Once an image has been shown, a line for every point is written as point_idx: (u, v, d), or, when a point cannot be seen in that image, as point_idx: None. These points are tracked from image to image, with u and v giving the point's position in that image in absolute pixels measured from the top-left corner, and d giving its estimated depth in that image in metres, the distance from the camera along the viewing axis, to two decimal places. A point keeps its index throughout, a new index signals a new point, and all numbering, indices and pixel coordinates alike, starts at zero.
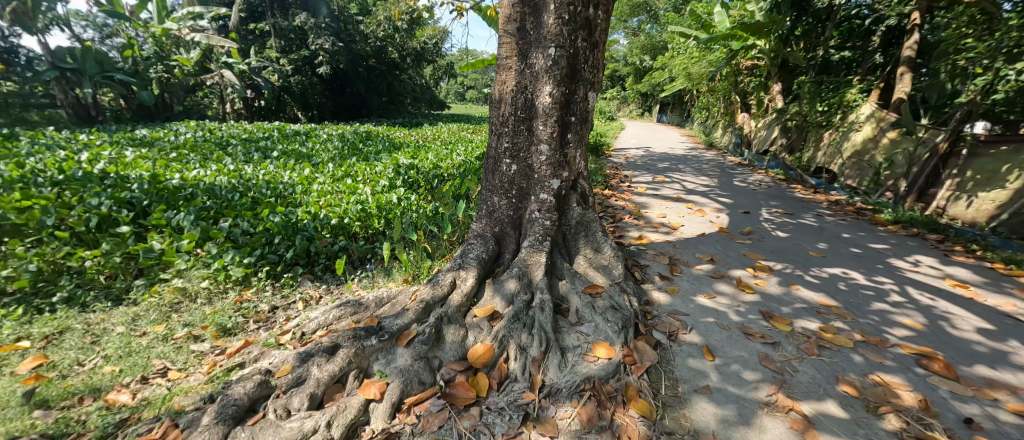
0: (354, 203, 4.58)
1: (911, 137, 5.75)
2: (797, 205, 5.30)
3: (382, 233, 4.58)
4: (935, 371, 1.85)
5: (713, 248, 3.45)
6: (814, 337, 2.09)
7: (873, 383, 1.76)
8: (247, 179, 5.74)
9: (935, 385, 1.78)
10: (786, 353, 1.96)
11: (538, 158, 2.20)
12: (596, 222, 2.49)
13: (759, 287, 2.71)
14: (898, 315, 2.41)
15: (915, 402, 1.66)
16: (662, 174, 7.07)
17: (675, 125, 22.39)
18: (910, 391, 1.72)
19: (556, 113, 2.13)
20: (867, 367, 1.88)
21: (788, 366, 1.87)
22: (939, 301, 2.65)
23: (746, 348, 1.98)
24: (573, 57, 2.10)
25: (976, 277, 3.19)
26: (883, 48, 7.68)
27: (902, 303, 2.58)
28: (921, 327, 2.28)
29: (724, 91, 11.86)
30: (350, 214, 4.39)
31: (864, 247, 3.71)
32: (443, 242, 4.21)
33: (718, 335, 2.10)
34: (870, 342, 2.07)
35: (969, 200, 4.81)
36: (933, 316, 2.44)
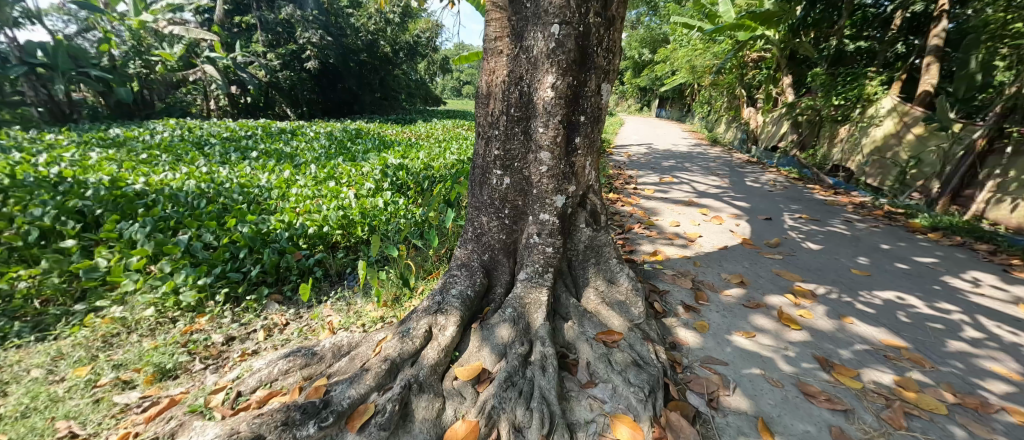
0: (335, 209, 4.08)
1: (943, 134, 5.33)
2: (821, 209, 4.87)
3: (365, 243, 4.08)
4: None
5: (740, 266, 2.98)
6: (895, 399, 1.64)
7: None
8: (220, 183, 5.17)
9: None
10: (865, 427, 1.50)
11: (537, 169, 1.72)
12: (610, 247, 1.99)
13: (806, 320, 2.25)
14: (983, 360, 1.97)
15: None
16: (670, 175, 6.57)
17: (676, 120, 21.91)
18: None
19: (561, 111, 1.65)
20: None
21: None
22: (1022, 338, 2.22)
23: (813, 419, 1.52)
24: (583, 37, 1.60)
25: None
26: (906, 36, 7.32)
27: (982, 342, 2.15)
28: (1019, 379, 1.84)
29: (729, 85, 11.40)
30: (330, 223, 3.89)
31: (910, 263, 3.29)
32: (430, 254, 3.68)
33: (772, 395, 1.64)
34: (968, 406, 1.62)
35: (1014, 204, 4.41)
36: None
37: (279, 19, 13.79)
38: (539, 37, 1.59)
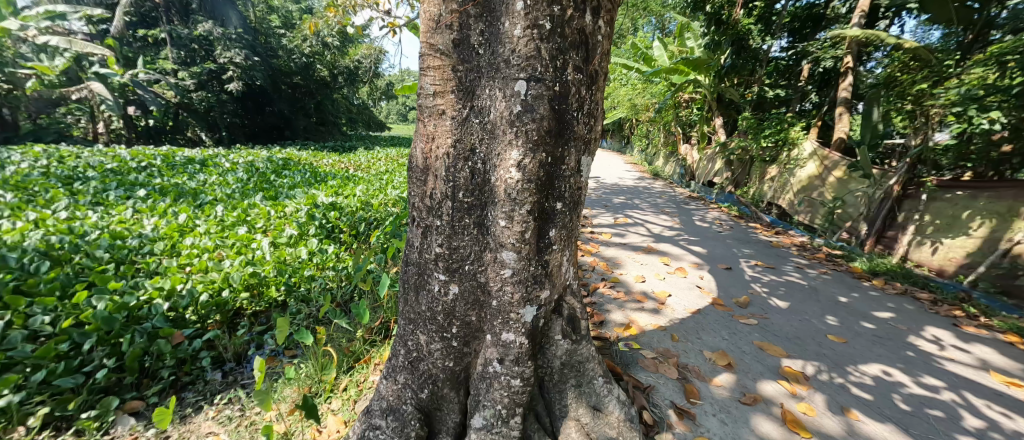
0: (243, 263, 2.81)
1: (859, 177, 5.45)
2: (770, 253, 4.87)
3: (281, 309, 2.85)
4: None
5: (719, 338, 2.65)
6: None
7: None
8: (81, 234, 2.88)
9: None
10: None
11: (498, 275, 1.34)
12: (592, 363, 1.62)
13: (811, 421, 1.98)
14: None
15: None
16: (623, 214, 6.33)
17: (618, 152, 22.72)
18: None
19: (531, 197, 1.28)
20: None
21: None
22: (1014, 421, 2.11)
23: None
24: (560, 99, 1.24)
25: (1007, 362, 2.74)
26: (818, 87, 7.73)
27: (985, 432, 2.00)
28: None
29: (667, 123, 11.81)
30: (233, 283, 2.63)
31: (873, 320, 3.18)
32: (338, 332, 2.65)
33: None
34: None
35: (933, 247, 4.35)
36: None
37: (194, 35, 12.13)
38: (496, 97, 1.23)
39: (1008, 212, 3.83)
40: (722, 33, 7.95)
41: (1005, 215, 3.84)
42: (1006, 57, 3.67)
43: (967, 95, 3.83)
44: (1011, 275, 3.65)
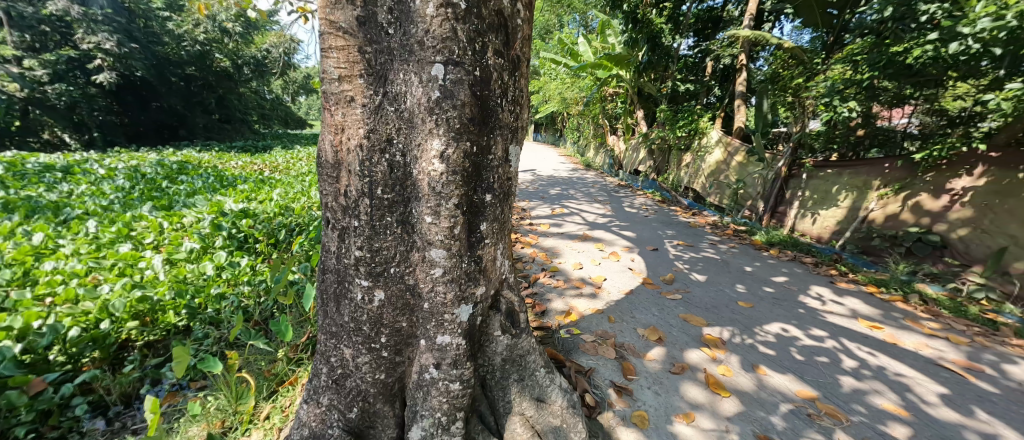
0: (127, 288, 2.36)
1: (756, 161, 5.99)
2: (688, 233, 5.23)
3: (187, 333, 2.47)
4: None
5: (650, 314, 2.78)
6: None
7: None
8: None
9: None
10: None
11: (428, 274, 1.28)
12: (534, 355, 1.61)
13: (729, 381, 2.15)
14: (874, 395, 2.12)
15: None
16: (558, 205, 6.45)
17: (551, 144, 23.23)
18: None
19: (457, 190, 1.22)
20: None
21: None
22: (881, 357, 2.46)
23: None
24: (481, 85, 1.19)
25: (872, 309, 3.19)
26: (719, 82, 8.42)
27: (860, 370, 2.31)
28: (905, 413, 2.02)
29: (595, 115, 12.20)
30: (115, 313, 2.20)
31: (774, 284, 3.55)
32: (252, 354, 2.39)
33: None
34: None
35: (814, 218, 4.93)
36: (897, 387, 2.20)
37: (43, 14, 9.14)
38: (412, 82, 1.16)
39: (864, 186, 4.39)
40: (639, 31, 8.27)
41: (862, 188, 4.40)
42: (856, 57, 4.00)
43: (832, 88, 4.25)
44: (870, 237, 4.20)
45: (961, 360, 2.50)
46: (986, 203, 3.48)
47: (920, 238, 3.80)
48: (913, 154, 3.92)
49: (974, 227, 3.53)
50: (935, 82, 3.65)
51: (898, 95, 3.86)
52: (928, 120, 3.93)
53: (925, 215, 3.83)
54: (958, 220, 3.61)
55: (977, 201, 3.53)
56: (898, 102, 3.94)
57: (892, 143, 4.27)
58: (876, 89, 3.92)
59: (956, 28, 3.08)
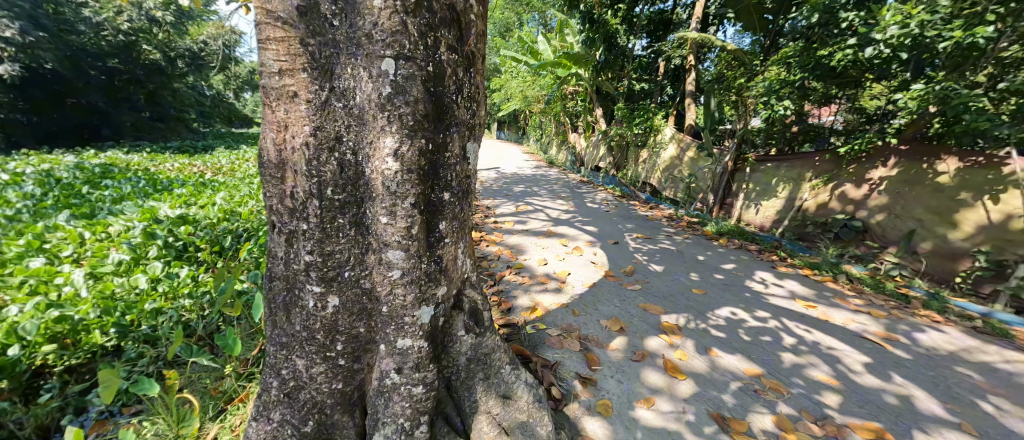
0: (35, 308, 1.96)
1: (705, 156, 6.28)
2: (646, 225, 5.41)
3: (117, 355, 2.06)
4: None
5: (611, 306, 2.85)
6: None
7: None
8: None
9: None
10: None
11: (386, 277, 1.25)
12: (498, 353, 1.60)
13: (685, 365, 2.24)
14: (810, 368, 2.29)
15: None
16: (523, 202, 6.47)
17: (515, 142, 23.30)
18: None
19: (414, 188, 1.19)
20: None
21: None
22: (816, 333, 2.66)
23: None
24: (434, 81, 1.16)
25: (806, 289, 3.44)
26: (671, 82, 8.72)
27: (798, 346, 2.49)
28: (837, 383, 2.19)
29: (556, 113, 12.32)
30: (26, 337, 1.83)
31: (723, 271, 3.74)
32: (197, 372, 2.11)
33: None
34: (831, 435, 1.85)
35: (756, 208, 5.26)
36: (828, 359, 2.38)
37: None
38: (363, 78, 1.11)
39: (798, 178, 4.74)
40: (596, 31, 8.46)
41: (797, 180, 4.76)
42: (790, 60, 4.31)
43: (769, 88, 4.47)
44: (805, 224, 4.55)
45: (881, 331, 2.75)
46: (898, 191, 3.81)
47: (845, 224, 4.12)
48: (838, 148, 4.32)
49: (888, 213, 3.86)
50: (854, 83, 4.04)
51: (826, 95, 4.20)
52: (849, 117, 4.37)
53: (850, 203, 4.16)
54: (876, 207, 3.94)
55: (891, 190, 3.86)
56: (826, 101, 4.32)
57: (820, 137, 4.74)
58: (807, 89, 4.24)
59: (872, 34, 3.42)
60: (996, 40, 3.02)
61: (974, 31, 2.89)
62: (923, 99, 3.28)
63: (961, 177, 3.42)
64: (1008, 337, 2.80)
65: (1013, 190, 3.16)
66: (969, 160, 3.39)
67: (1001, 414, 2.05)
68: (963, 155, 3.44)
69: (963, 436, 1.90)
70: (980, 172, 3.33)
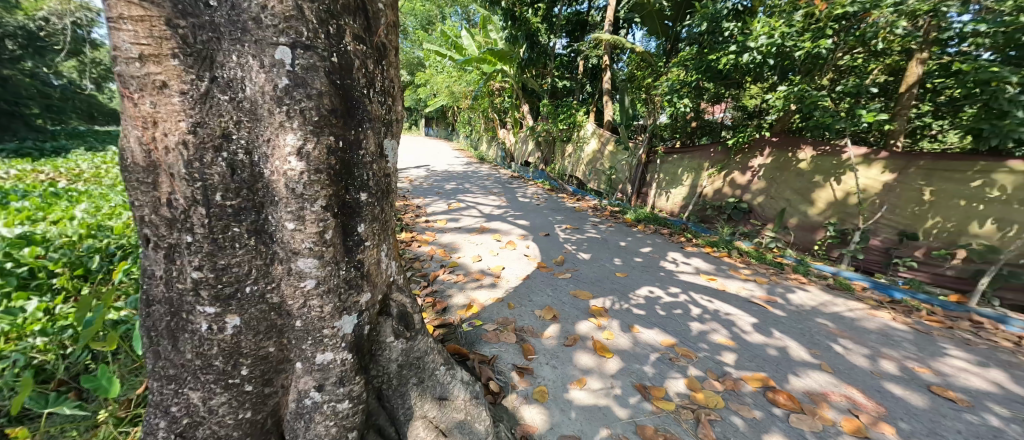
0: None
1: (622, 150, 6.64)
2: (575, 216, 5.63)
3: None
4: (784, 405, 1.95)
5: (544, 295, 2.92)
6: (697, 409, 1.89)
7: None
8: None
9: (799, 429, 1.82)
10: None
11: (298, 288, 1.14)
12: (432, 355, 1.55)
13: (611, 343, 2.36)
14: (713, 333, 2.53)
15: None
16: (455, 200, 6.36)
17: (444, 138, 22.94)
18: None
19: (325, 189, 1.10)
20: (753, 434, 1.78)
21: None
22: (719, 303, 2.95)
23: None
24: (341, 73, 1.08)
25: (709, 265, 3.80)
26: (591, 81, 8.96)
27: (703, 316, 2.74)
28: (734, 343, 2.44)
29: (484, 109, 12.29)
30: None
31: (642, 254, 4.01)
32: (58, 423, 1.63)
33: None
34: (729, 388, 2.04)
35: (667, 196, 5.79)
36: (726, 324, 2.66)
37: None
38: (256, 68, 1.00)
39: (698, 168, 5.32)
40: (518, 28, 8.49)
41: (698, 169, 5.34)
42: (687, 62, 4.72)
43: (672, 87, 4.86)
44: (705, 207, 5.20)
45: (764, 295, 3.13)
46: (772, 176, 4.52)
47: (735, 207, 4.77)
48: (726, 141, 4.94)
49: (766, 195, 4.57)
50: (736, 84, 4.57)
51: (717, 94, 4.72)
52: (734, 114, 4.96)
53: (738, 188, 4.85)
54: (757, 191, 4.65)
55: (767, 175, 4.58)
56: (718, 100, 4.89)
57: (714, 131, 5.43)
58: (702, 89, 4.70)
59: (747, 42, 3.81)
60: (835, 51, 3.63)
61: (817, 43, 3.43)
62: (786, 99, 3.85)
63: (815, 163, 4.15)
64: (850, 290, 3.33)
65: (850, 173, 3.87)
66: (820, 149, 4.10)
67: (849, 352, 2.44)
68: (816, 144, 4.17)
69: (824, 374, 2.21)
70: (828, 159, 4.05)
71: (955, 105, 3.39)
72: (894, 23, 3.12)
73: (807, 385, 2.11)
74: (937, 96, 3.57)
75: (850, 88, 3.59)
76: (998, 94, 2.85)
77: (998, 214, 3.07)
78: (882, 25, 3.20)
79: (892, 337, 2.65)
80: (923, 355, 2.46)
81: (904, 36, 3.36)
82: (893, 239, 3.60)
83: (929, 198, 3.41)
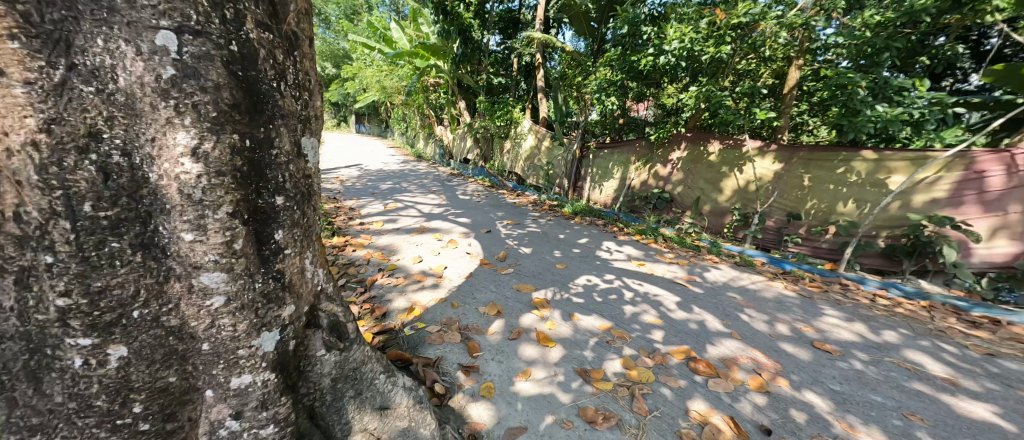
0: None
1: (558, 146, 6.77)
2: (514, 212, 5.69)
3: None
4: (703, 372, 2.10)
5: (488, 292, 2.90)
6: (632, 385, 1.98)
7: (700, 424, 1.77)
8: None
9: (717, 392, 1.97)
10: (633, 431, 1.73)
11: (202, 307, 1.03)
12: (370, 364, 1.47)
13: (553, 333, 2.40)
14: (644, 314, 2.68)
15: (730, 429, 1.74)
16: (392, 200, 6.09)
17: (379, 135, 22.04)
18: (719, 416, 1.81)
19: (232, 195, 1.01)
20: (680, 402, 1.90)
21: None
22: (649, 286, 3.13)
23: None
24: (243, 64, 0.99)
25: (639, 251, 4.02)
26: (525, 78, 9.01)
27: (635, 299, 2.89)
28: (662, 321, 2.60)
29: (419, 105, 11.94)
30: None
31: (579, 245, 4.14)
32: None
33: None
34: (658, 363, 2.16)
35: (600, 189, 6.06)
36: (655, 304, 2.82)
37: None
38: (131, 55, 0.87)
39: (626, 161, 5.61)
40: (450, 22, 8.27)
41: (626, 163, 5.62)
42: (612, 61, 4.93)
43: (600, 86, 5.08)
44: (633, 199, 5.52)
45: (685, 276, 3.38)
46: (688, 168, 4.90)
47: (659, 197, 5.14)
48: (649, 136, 5.22)
49: (684, 185, 4.96)
50: (656, 83, 4.84)
51: (641, 93, 4.99)
52: (656, 111, 5.21)
53: (662, 180, 5.20)
54: (677, 181, 5.03)
55: (683, 167, 4.95)
56: (640, 99, 5.14)
57: (639, 128, 5.76)
58: (626, 88, 4.96)
59: (662, 46, 4.02)
60: (733, 57, 4.07)
61: (720, 48, 3.77)
62: (697, 99, 4.21)
63: (722, 156, 4.58)
64: (752, 265, 3.73)
65: (748, 164, 4.35)
66: (725, 142, 4.53)
67: (753, 319, 2.70)
68: (722, 138, 4.58)
69: (734, 341, 2.42)
70: (732, 151, 4.49)
71: (824, 105, 3.99)
72: (777, 34, 3.60)
73: (721, 352, 2.30)
74: (810, 97, 4.14)
75: (746, 90, 3.97)
76: (853, 96, 3.48)
77: (857, 195, 3.70)
78: (768, 35, 3.68)
79: (784, 303, 2.98)
80: (808, 316, 2.80)
81: (785, 45, 3.88)
82: (782, 221, 4.17)
83: (808, 184, 3.98)
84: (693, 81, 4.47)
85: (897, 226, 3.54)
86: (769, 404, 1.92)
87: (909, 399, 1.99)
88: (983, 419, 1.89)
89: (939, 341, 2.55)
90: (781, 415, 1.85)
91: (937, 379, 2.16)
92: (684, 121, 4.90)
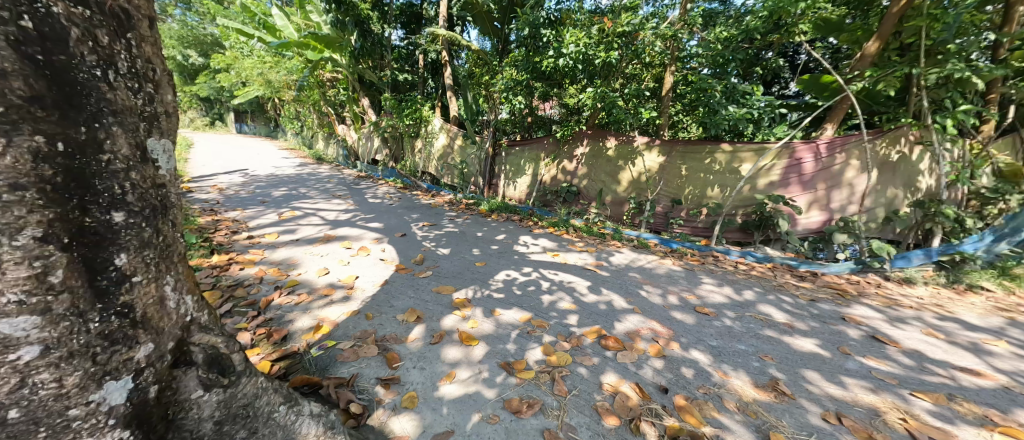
0: None
1: (470, 145, 6.69)
2: (430, 212, 5.52)
3: None
4: (612, 347, 2.23)
5: (406, 298, 2.76)
6: (552, 370, 2.02)
7: (612, 394, 1.87)
8: None
9: (625, 363, 2.10)
10: (554, 413, 1.75)
11: (4, 365, 0.80)
12: (266, 395, 1.28)
13: (476, 331, 2.36)
14: (560, 301, 2.76)
15: (637, 394, 1.86)
16: (289, 208, 5.50)
17: (271, 134, 19.88)
18: (627, 384, 1.93)
19: (44, 213, 0.80)
20: (595, 378, 1.99)
21: (571, 431, 1.66)
22: (564, 275, 3.24)
23: (530, 435, 1.62)
24: (47, 46, 0.80)
25: (553, 243, 4.16)
26: (431, 75, 8.76)
27: (552, 288, 2.97)
28: (577, 306, 2.71)
29: (315, 102, 10.96)
30: None
31: (495, 242, 4.14)
32: None
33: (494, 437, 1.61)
34: (574, 345, 2.24)
35: (514, 185, 6.16)
36: (569, 291, 2.93)
37: None
38: None
39: (536, 158, 5.77)
40: (344, 13, 7.62)
41: (536, 160, 5.79)
42: (516, 60, 5.02)
43: (509, 85, 5.08)
44: (545, 193, 5.70)
45: (594, 262, 3.57)
46: (591, 163, 5.20)
47: (568, 190, 5.36)
48: (555, 133, 5.42)
49: (589, 179, 5.24)
50: (558, 84, 5.03)
51: (547, 92, 5.14)
52: (561, 110, 5.43)
53: (570, 175, 5.44)
54: (582, 175, 5.31)
55: (586, 162, 5.24)
56: (546, 98, 5.31)
57: (547, 125, 5.95)
58: (532, 87, 5.08)
59: (560, 49, 4.19)
60: (621, 61, 4.39)
61: (609, 54, 4.01)
62: (594, 100, 4.44)
63: (618, 150, 4.92)
64: (647, 247, 4.07)
65: (638, 158, 4.76)
66: (620, 138, 4.87)
67: (651, 294, 2.95)
68: (616, 135, 4.93)
69: (638, 315, 2.61)
70: (626, 146, 4.84)
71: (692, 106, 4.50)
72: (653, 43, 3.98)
73: (627, 327, 2.46)
74: (682, 99, 4.66)
75: (632, 93, 4.33)
76: (711, 99, 4.03)
77: (720, 182, 4.28)
78: (648, 44, 4.02)
79: (673, 277, 3.30)
80: (691, 285, 3.14)
81: (664, 52, 4.16)
82: (668, 206, 4.64)
83: (684, 174, 4.48)
84: (590, 83, 4.72)
85: (747, 204, 4.17)
86: (666, 365, 2.09)
87: (764, 343, 2.32)
88: (808, 351, 2.26)
89: (780, 294, 3.02)
90: (676, 374, 2.03)
91: (779, 325, 2.55)
92: (585, 120, 5.19)
